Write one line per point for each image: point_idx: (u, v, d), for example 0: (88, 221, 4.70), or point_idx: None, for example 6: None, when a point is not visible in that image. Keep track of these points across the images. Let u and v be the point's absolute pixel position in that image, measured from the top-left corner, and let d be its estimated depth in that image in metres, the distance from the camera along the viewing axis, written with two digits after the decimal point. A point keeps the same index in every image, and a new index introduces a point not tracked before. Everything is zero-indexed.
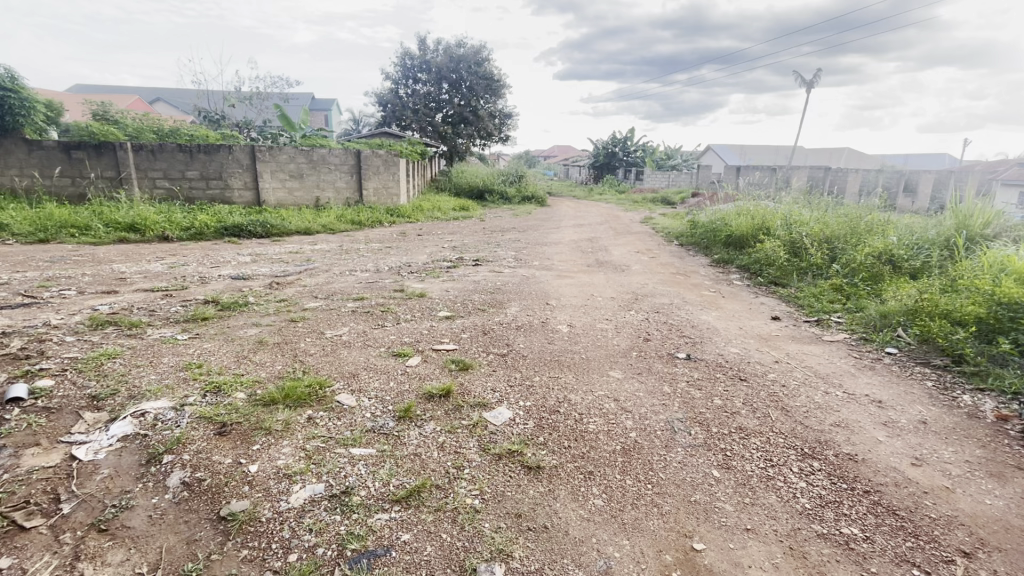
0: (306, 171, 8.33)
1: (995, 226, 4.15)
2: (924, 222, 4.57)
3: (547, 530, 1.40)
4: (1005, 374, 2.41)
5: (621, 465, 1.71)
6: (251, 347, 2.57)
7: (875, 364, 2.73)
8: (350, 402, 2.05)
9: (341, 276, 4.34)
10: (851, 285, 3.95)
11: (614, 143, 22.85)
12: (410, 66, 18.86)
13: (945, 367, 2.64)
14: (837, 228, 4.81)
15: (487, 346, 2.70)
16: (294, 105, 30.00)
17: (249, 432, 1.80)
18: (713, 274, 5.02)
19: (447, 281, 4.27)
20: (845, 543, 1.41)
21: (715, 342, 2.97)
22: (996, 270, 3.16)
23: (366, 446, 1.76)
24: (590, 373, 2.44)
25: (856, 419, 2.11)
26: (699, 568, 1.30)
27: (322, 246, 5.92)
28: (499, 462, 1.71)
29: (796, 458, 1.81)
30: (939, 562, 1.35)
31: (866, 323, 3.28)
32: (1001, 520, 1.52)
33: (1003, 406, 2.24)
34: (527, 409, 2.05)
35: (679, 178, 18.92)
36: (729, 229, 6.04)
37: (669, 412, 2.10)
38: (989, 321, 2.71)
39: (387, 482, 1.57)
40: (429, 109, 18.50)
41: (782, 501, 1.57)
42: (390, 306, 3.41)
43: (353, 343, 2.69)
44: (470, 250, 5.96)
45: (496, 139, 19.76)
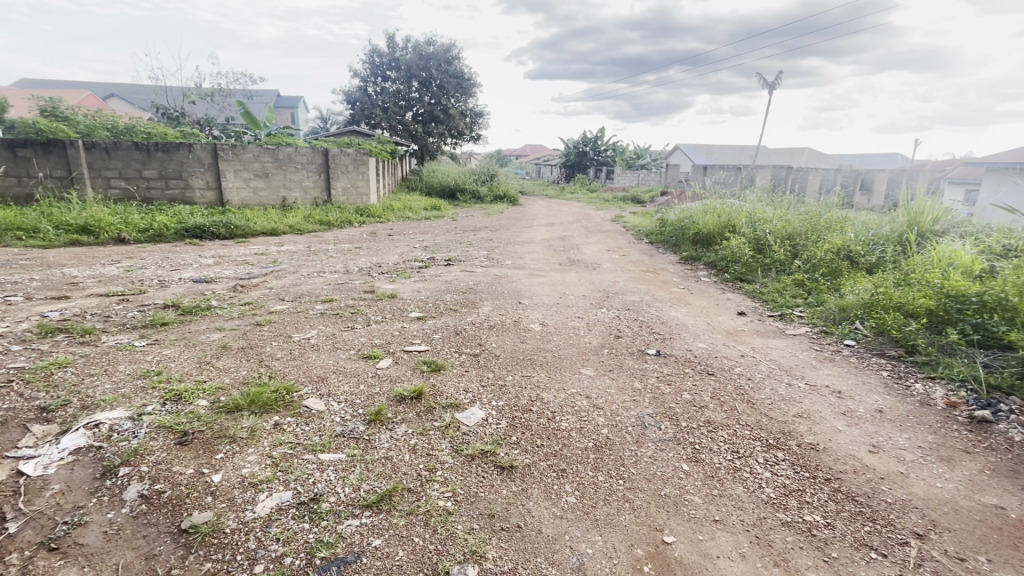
0: (272, 171, 8.12)
1: (943, 223, 4.37)
2: (879, 219, 4.77)
3: (519, 530, 1.40)
4: (953, 363, 2.54)
5: (593, 462, 1.73)
6: (214, 352, 2.48)
7: (834, 356, 2.84)
8: (318, 406, 2.00)
9: (309, 277, 4.24)
10: (812, 280, 4.09)
11: (584, 142, 23.11)
12: (378, 64, 18.59)
13: (899, 358, 2.76)
14: (799, 224, 4.97)
15: (459, 347, 2.69)
16: (257, 102, 29.04)
17: (213, 440, 1.74)
18: (682, 271, 5.13)
19: (418, 281, 4.23)
20: (808, 529, 1.46)
21: (684, 337, 3.03)
22: (945, 264, 3.33)
23: (335, 451, 1.73)
24: (562, 371, 2.45)
25: (817, 410, 2.19)
26: (670, 561, 1.32)
27: (288, 247, 5.78)
28: (472, 462, 1.70)
29: (761, 449, 1.86)
30: (895, 544, 1.42)
31: (826, 317, 3.41)
32: (951, 502, 1.61)
33: (952, 394, 2.36)
34: (499, 409, 2.05)
35: (648, 178, 19.26)
36: (696, 227, 6.17)
37: (640, 407, 2.13)
38: (939, 314, 2.85)
39: (358, 487, 1.54)
40: (399, 108, 18.27)
41: (749, 492, 1.62)
42: (360, 307, 3.36)
43: (322, 346, 2.63)
44: (441, 250, 5.91)
45: (467, 138, 19.70)
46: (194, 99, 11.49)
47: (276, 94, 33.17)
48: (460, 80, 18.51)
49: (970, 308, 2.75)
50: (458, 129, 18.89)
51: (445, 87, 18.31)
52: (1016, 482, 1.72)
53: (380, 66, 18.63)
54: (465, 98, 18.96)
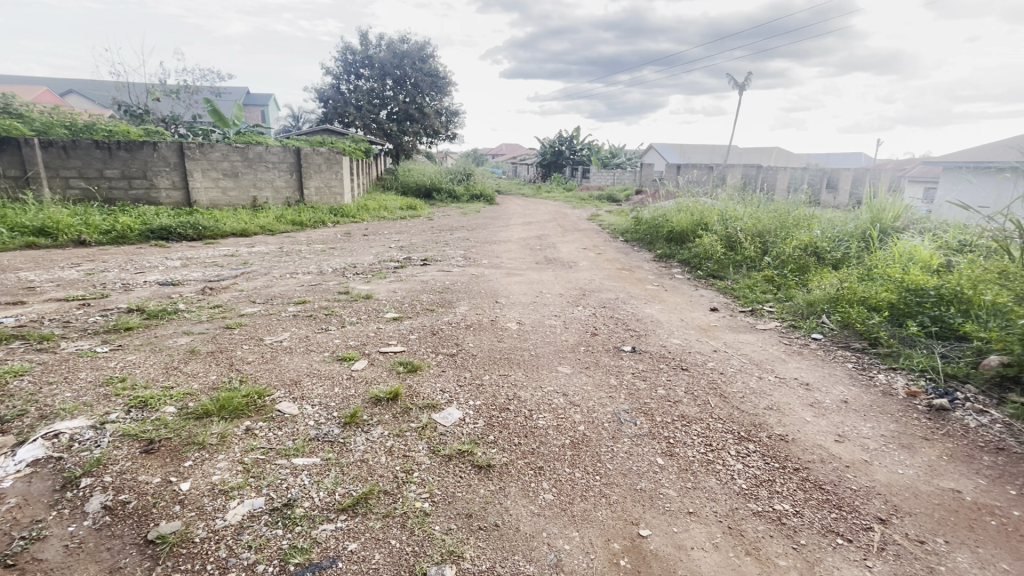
0: (241, 170, 7.92)
1: (904, 219, 4.55)
2: (844, 216, 4.94)
3: (497, 528, 1.40)
4: (913, 353, 2.64)
5: (570, 459, 1.74)
6: (181, 357, 2.41)
7: (803, 349, 2.93)
8: (292, 410, 1.97)
9: (282, 279, 4.16)
10: (781, 276, 4.20)
11: (560, 141, 23.26)
12: (351, 61, 18.32)
13: (864, 350, 2.86)
14: (768, 222, 5.10)
15: (436, 347, 2.67)
16: (226, 99, 28.22)
17: (181, 447, 1.69)
18: (656, 269, 5.21)
19: (394, 282, 4.19)
20: (778, 518, 1.50)
21: (659, 334, 3.08)
22: (906, 259, 3.47)
23: (309, 455, 1.70)
24: (539, 369, 2.46)
25: (786, 402, 2.25)
26: (645, 554, 1.34)
27: (259, 248, 5.65)
28: (449, 463, 1.69)
29: (733, 441, 1.90)
30: (860, 529, 1.47)
31: (794, 311, 3.51)
32: (912, 487, 1.68)
33: (912, 383, 2.45)
34: (476, 408, 2.04)
35: (624, 176, 19.51)
36: (670, 225, 6.27)
37: (616, 404, 2.16)
38: (899, 307, 2.97)
39: (333, 491, 1.52)
40: (373, 107, 18.04)
41: (722, 483, 1.65)
42: (335, 309, 3.30)
43: (295, 348, 2.59)
44: (417, 250, 5.86)
45: (443, 137, 19.60)
46: (158, 97, 11.11)
47: (245, 91, 32.33)
48: (435, 78, 18.43)
49: (928, 300, 2.88)
50: (433, 128, 18.77)
51: (420, 85, 18.18)
52: (970, 466, 1.81)
53: (353, 63, 18.36)
54: (440, 96, 18.87)
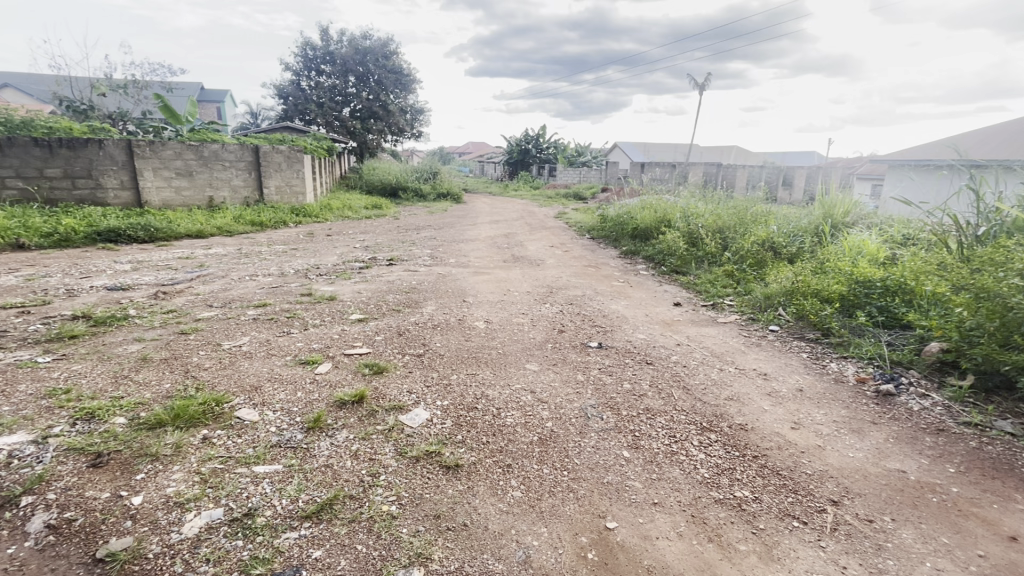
0: (196, 169, 7.62)
1: (853, 216, 4.78)
2: (798, 213, 5.14)
3: (466, 528, 1.40)
4: (862, 342, 2.78)
5: (538, 456, 1.75)
6: (132, 365, 2.30)
7: (761, 341, 3.04)
8: (252, 417, 1.90)
9: (241, 281, 4.02)
10: (740, 271, 4.34)
11: (527, 139, 23.38)
12: (311, 57, 17.85)
13: (817, 340, 2.99)
14: (728, 218, 5.26)
15: (403, 348, 2.64)
16: (178, 95, 27.03)
17: (132, 460, 1.61)
18: (622, 266, 5.30)
19: (359, 282, 4.11)
20: (738, 505, 1.55)
21: (624, 329, 3.14)
22: (856, 253, 3.64)
23: (271, 462, 1.65)
24: (507, 367, 2.47)
25: (746, 392, 2.33)
26: (612, 546, 1.37)
27: (216, 250, 5.44)
28: (416, 464, 1.67)
29: (696, 432, 1.96)
30: (814, 511, 1.54)
31: (753, 304, 3.64)
32: (861, 469, 1.76)
33: (862, 370, 2.58)
34: (444, 408, 2.03)
35: (589, 174, 19.77)
36: (634, 222, 6.39)
37: (582, 399, 2.18)
38: (849, 298, 3.12)
39: (296, 498, 1.48)
40: (335, 104, 17.63)
41: (685, 473, 1.70)
42: (297, 311, 3.21)
43: (255, 353, 2.51)
44: (383, 249, 5.77)
45: (408, 135, 19.38)
46: (103, 91, 10.53)
47: (200, 87, 31.03)
48: (399, 75, 18.21)
49: (876, 292, 3.03)
50: (398, 126, 18.53)
51: (384, 82, 17.92)
52: (914, 447, 1.91)
53: (313, 59, 17.89)
54: (405, 94, 18.64)
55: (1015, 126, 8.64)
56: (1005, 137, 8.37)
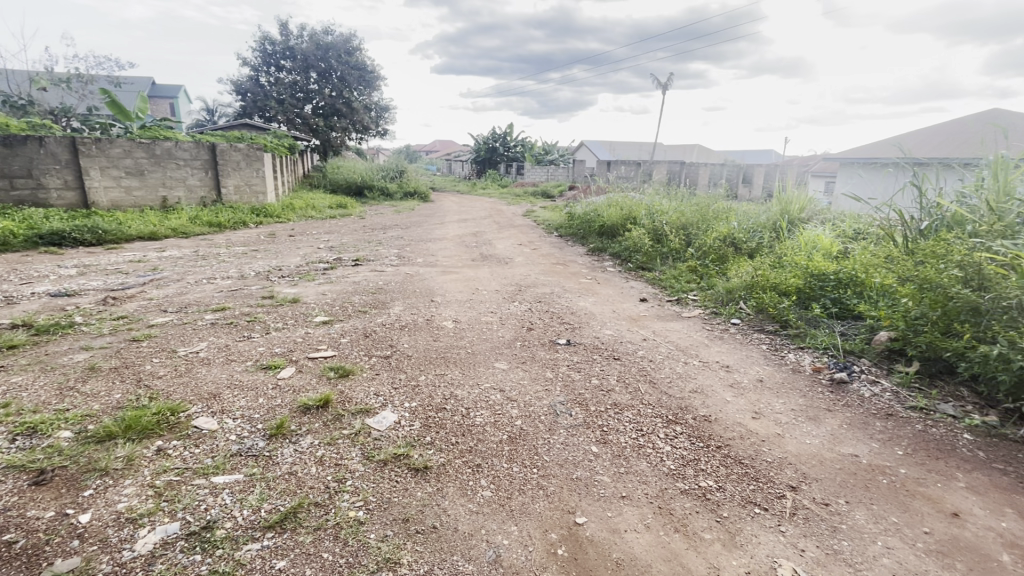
0: (147, 168, 7.28)
1: (808, 212, 4.98)
2: (757, 209, 5.32)
3: (435, 530, 1.38)
4: (818, 333, 2.89)
5: (508, 454, 1.75)
6: (78, 376, 2.17)
7: (723, 334, 3.13)
8: (210, 425, 1.83)
9: (198, 285, 3.87)
10: (703, 266, 4.46)
11: (494, 138, 23.40)
12: (270, 52, 17.31)
13: (776, 331, 3.10)
14: (691, 215, 5.38)
15: (369, 350, 2.59)
16: (127, 90, 25.76)
17: (78, 476, 1.52)
18: (589, 263, 5.36)
19: (323, 284, 4.02)
20: (703, 495, 1.59)
21: (592, 325, 3.18)
22: (811, 248, 3.80)
23: (231, 472, 1.59)
24: (476, 366, 2.45)
25: (709, 384, 2.40)
26: (582, 541, 1.38)
27: (171, 252, 5.22)
28: (384, 468, 1.65)
29: (662, 424, 2.00)
30: (774, 498, 1.59)
31: (715, 299, 3.74)
32: (818, 455, 1.84)
33: (817, 360, 2.69)
34: (412, 410, 2.00)
35: (557, 172, 19.92)
36: (601, 219, 6.47)
37: (551, 396, 2.19)
38: (806, 291, 3.25)
39: (258, 508, 1.43)
40: (296, 101, 17.16)
41: (652, 466, 1.73)
42: (258, 315, 3.11)
43: (214, 359, 2.41)
44: (348, 250, 5.66)
45: (373, 132, 19.05)
46: (43, 85, 9.91)
47: (151, 82, 29.66)
48: (363, 72, 17.91)
49: (830, 284, 3.17)
50: (363, 124, 18.19)
51: (347, 79, 17.55)
52: (866, 432, 2.01)
53: (272, 54, 17.35)
54: (369, 91, 18.33)
55: (953, 126, 9.16)
56: (945, 137, 8.87)
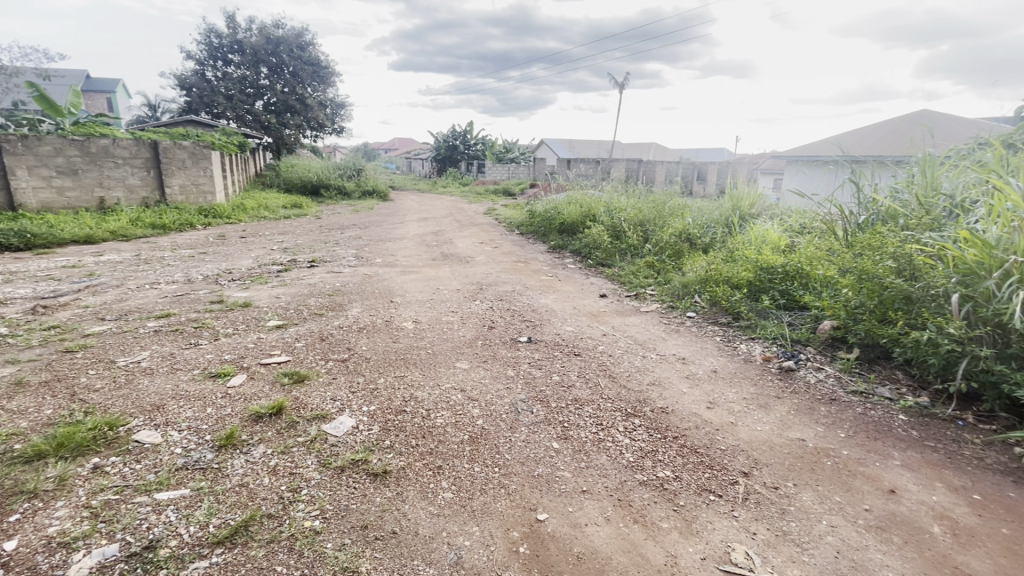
0: (82, 167, 6.82)
1: (758, 208, 5.20)
2: (710, 205, 5.49)
3: (395, 536, 1.36)
4: (767, 324, 3.02)
5: (469, 454, 1.74)
6: (3, 392, 2.01)
7: (680, 327, 3.22)
8: (153, 439, 1.73)
9: (139, 290, 3.66)
10: (660, 261, 4.57)
11: (453, 136, 23.28)
12: (216, 45, 16.54)
13: (728, 323, 3.22)
14: (647, 212, 5.51)
15: (325, 354, 2.52)
16: (57, 83, 24.07)
17: (3, 500, 1.41)
18: (550, 260, 5.41)
19: (277, 287, 3.88)
20: (661, 485, 1.63)
21: (553, 322, 3.20)
22: (761, 242, 3.96)
23: (176, 487, 1.51)
24: (436, 367, 2.43)
25: (666, 376, 2.46)
26: (544, 538, 1.38)
27: (110, 256, 4.91)
28: (341, 475, 1.60)
29: (621, 418, 2.03)
30: (728, 484, 1.65)
31: (672, 293, 3.84)
32: (768, 440, 1.92)
33: (767, 349, 2.80)
34: (371, 414, 1.96)
35: (518, 171, 19.97)
36: (561, 217, 6.52)
37: (513, 394, 2.20)
38: (756, 284, 3.38)
39: (205, 524, 1.37)
40: (246, 96, 16.47)
41: (612, 459, 1.76)
42: (206, 320, 2.96)
43: (157, 368, 2.29)
44: (303, 251, 5.48)
45: (329, 130, 18.56)
46: None
47: (85, 75, 27.79)
48: (316, 67, 17.45)
49: (777, 277, 3.31)
50: (317, 121, 17.68)
51: (300, 74, 17.01)
52: (811, 416, 2.11)
53: (219, 48, 16.59)
54: (323, 87, 17.83)
55: (886, 126, 9.77)
56: (878, 137, 9.45)
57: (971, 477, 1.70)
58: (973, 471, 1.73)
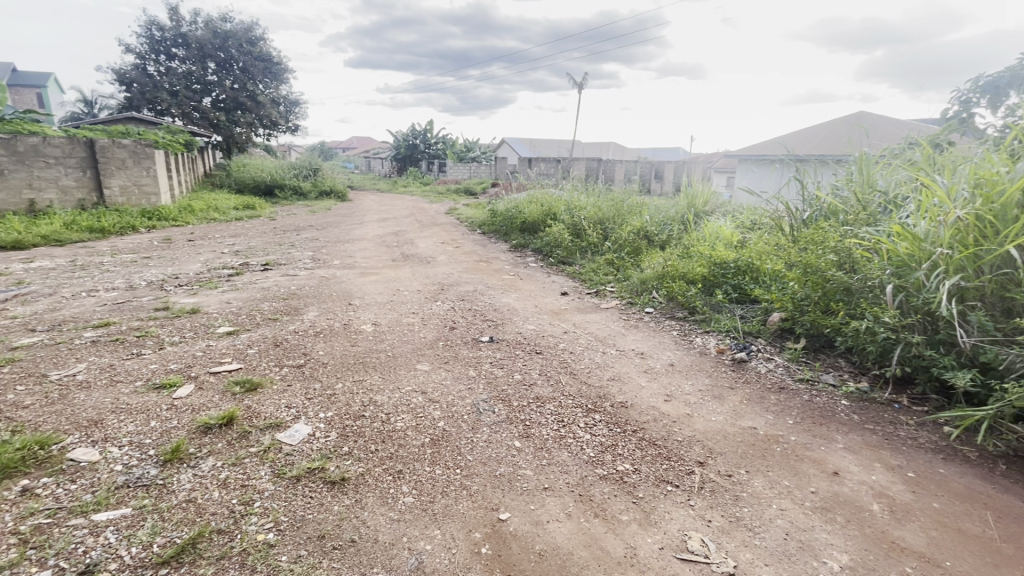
0: (8, 167, 6.34)
1: (712, 205, 5.38)
2: (666, 203, 5.64)
3: (354, 544, 1.33)
4: (721, 317, 3.13)
5: (430, 457, 1.72)
6: None
7: (638, 322, 3.29)
8: (91, 456, 1.63)
9: (75, 298, 3.43)
10: (620, 259, 4.65)
11: (413, 135, 23.03)
12: (159, 38, 15.69)
13: (685, 318, 3.32)
14: (607, 210, 5.60)
15: (280, 360, 2.43)
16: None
17: None
18: (512, 259, 5.42)
19: (227, 291, 3.72)
20: (621, 478, 1.66)
21: (515, 321, 3.21)
22: (714, 238, 4.10)
23: (117, 507, 1.42)
24: (397, 370, 2.39)
25: (626, 371, 2.51)
26: (506, 538, 1.38)
27: (42, 263, 4.58)
28: (297, 484, 1.55)
29: (582, 414, 2.06)
30: (684, 474, 1.69)
31: (631, 289, 3.92)
32: (722, 430, 1.98)
33: (721, 342, 2.90)
34: (328, 421, 1.91)
35: (479, 170, 19.93)
36: (522, 216, 6.55)
37: (475, 394, 2.19)
38: (710, 279, 3.50)
39: (149, 543, 1.29)
40: (193, 92, 15.72)
41: (573, 455, 1.78)
42: (150, 328, 2.81)
43: (95, 381, 2.15)
44: (256, 254, 5.28)
45: (283, 129, 17.97)
46: None
47: (11, 68, 25.79)
48: (268, 64, 16.87)
49: (729, 272, 3.44)
50: (270, 119, 17.07)
51: (250, 71, 16.39)
52: (762, 405, 2.20)
53: (161, 41, 15.74)
54: (276, 83, 17.26)
55: (827, 127, 10.30)
56: (821, 137, 9.95)
57: (906, 456, 1.81)
58: (909, 451, 1.84)
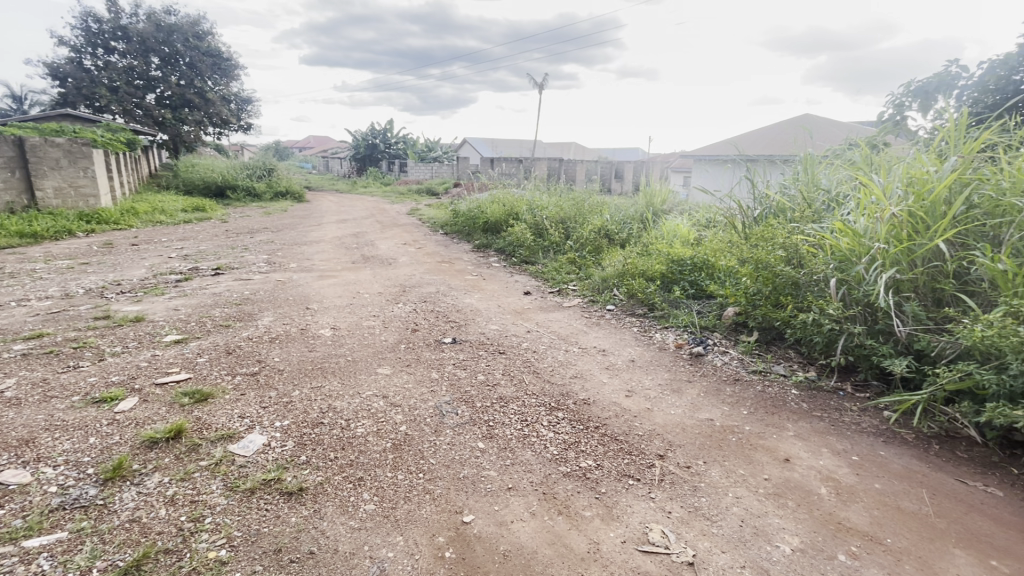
0: None
1: (669, 204, 5.52)
2: (626, 202, 5.74)
3: (312, 556, 1.29)
4: (679, 313, 3.21)
5: (392, 462, 1.69)
6: None
7: (600, 320, 3.34)
8: (21, 478, 1.51)
9: (2, 309, 3.18)
10: (581, 258, 4.71)
11: (373, 135, 22.63)
12: (95, 31, 14.80)
13: (645, 314, 3.39)
14: (568, 210, 5.65)
15: (232, 368, 2.34)
16: None
17: None
18: (475, 259, 5.40)
19: (175, 298, 3.54)
20: (584, 474, 1.68)
21: (478, 322, 3.20)
22: (672, 237, 4.21)
23: (51, 531, 1.33)
24: (357, 374, 2.33)
25: (588, 368, 2.55)
26: (470, 540, 1.37)
27: None
28: (251, 497, 1.49)
29: (545, 412, 2.07)
30: (645, 467, 1.73)
31: (592, 288, 3.98)
32: (681, 423, 2.04)
33: (679, 337, 2.98)
34: (284, 429, 1.84)
35: (442, 170, 19.78)
36: (485, 216, 6.53)
37: (437, 397, 2.16)
38: (668, 276, 3.59)
39: (88, 568, 1.21)
40: (134, 88, 14.89)
41: (536, 454, 1.78)
42: (88, 339, 2.64)
43: (25, 397, 2.00)
44: (207, 258, 5.06)
45: (234, 128, 17.28)
46: None
47: None
48: (216, 59, 16.20)
49: (686, 269, 3.54)
50: (220, 117, 16.39)
51: (198, 66, 15.71)
52: (718, 397, 2.27)
53: (98, 34, 14.85)
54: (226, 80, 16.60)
55: (775, 128, 10.77)
56: (770, 138, 10.39)
57: (851, 441, 1.91)
58: (853, 435, 1.94)
